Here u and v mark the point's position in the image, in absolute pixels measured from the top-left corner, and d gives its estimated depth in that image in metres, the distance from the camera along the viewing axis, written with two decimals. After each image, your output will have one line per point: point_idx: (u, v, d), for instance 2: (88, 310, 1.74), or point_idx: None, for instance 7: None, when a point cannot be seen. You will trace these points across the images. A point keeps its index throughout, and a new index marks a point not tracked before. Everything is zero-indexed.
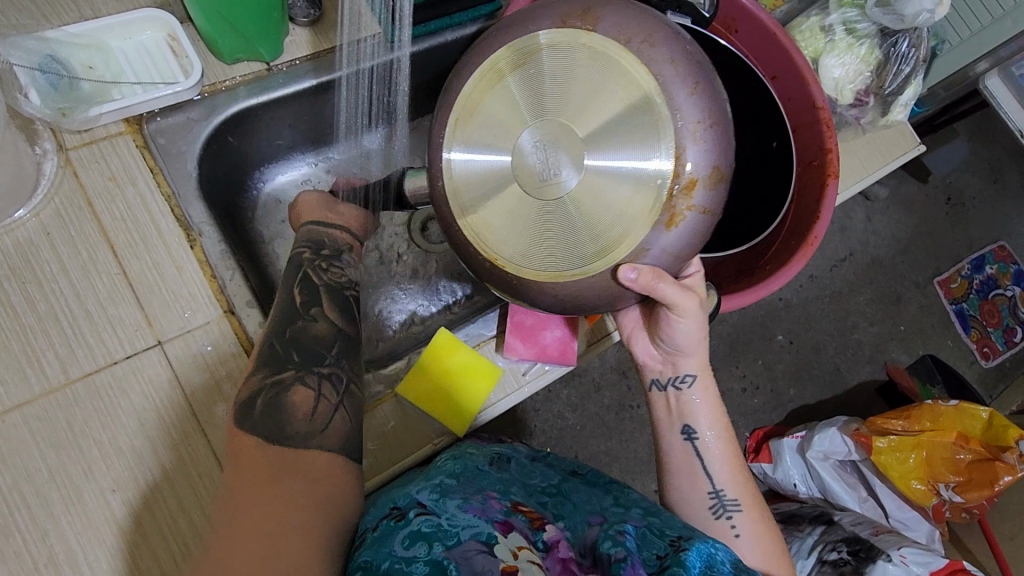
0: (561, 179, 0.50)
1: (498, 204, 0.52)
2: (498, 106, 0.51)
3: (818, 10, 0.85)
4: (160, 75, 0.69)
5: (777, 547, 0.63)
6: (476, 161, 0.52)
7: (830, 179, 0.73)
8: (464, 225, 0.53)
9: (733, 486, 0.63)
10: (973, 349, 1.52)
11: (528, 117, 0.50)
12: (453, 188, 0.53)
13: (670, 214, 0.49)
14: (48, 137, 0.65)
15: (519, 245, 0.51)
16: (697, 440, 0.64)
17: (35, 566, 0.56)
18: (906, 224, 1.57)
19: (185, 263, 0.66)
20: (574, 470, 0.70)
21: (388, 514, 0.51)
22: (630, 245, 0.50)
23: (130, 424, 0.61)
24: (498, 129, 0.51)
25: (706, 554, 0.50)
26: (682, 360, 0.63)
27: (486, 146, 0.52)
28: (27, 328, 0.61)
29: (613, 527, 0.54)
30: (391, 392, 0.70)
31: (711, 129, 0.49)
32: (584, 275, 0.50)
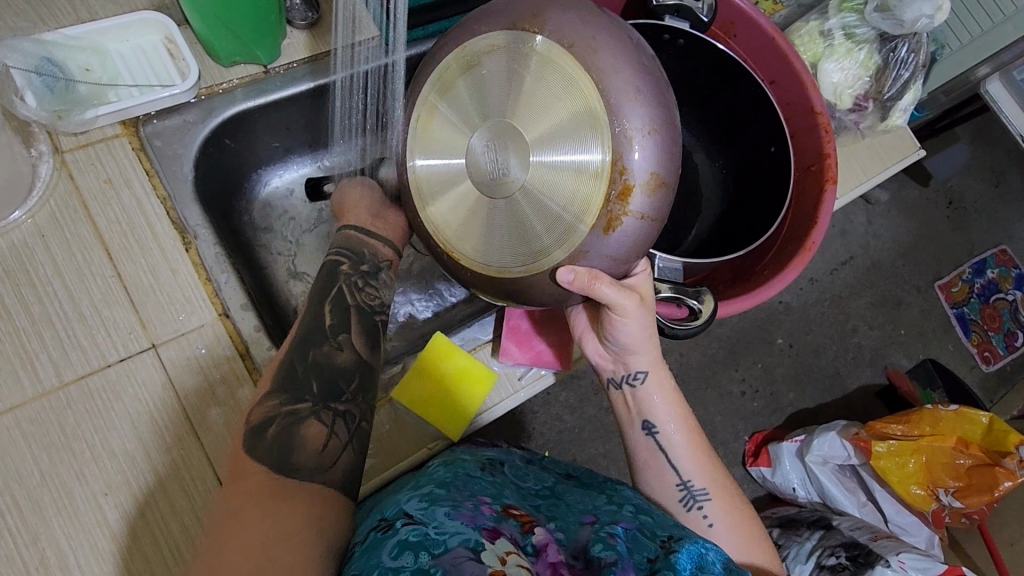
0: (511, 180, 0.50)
1: (455, 204, 0.53)
2: (455, 107, 0.52)
3: (818, 14, 0.84)
4: (157, 77, 0.69)
5: (757, 535, 0.63)
6: (435, 165, 0.54)
7: (829, 184, 0.73)
8: (424, 217, 0.55)
9: (700, 475, 0.63)
10: (973, 353, 1.51)
11: (478, 119, 0.51)
12: (415, 182, 0.55)
13: (608, 219, 0.49)
14: (43, 139, 0.65)
15: (470, 239, 0.53)
16: (658, 434, 0.64)
17: (26, 569, 0.56)
18: (907, 228, 1.56)
19: (180, 266, 0.66)
20: (568, 473, 0.71)
21: (377, 526, 0.50)
22: (568, 247, 0.50)
23: (123, 427, 0.61)
24: (452, 130, 0.53)
25: (697, 554, 0.51)
26: (631, 357, 0.63)
27: (441, 150, 0.53)
28: (21, 330, 0.61)
29: (604, 528, 0.54)
30: (386, 397, 0.70)
31: (650, 133, 0.48)
32: (525, 273, 0.51)
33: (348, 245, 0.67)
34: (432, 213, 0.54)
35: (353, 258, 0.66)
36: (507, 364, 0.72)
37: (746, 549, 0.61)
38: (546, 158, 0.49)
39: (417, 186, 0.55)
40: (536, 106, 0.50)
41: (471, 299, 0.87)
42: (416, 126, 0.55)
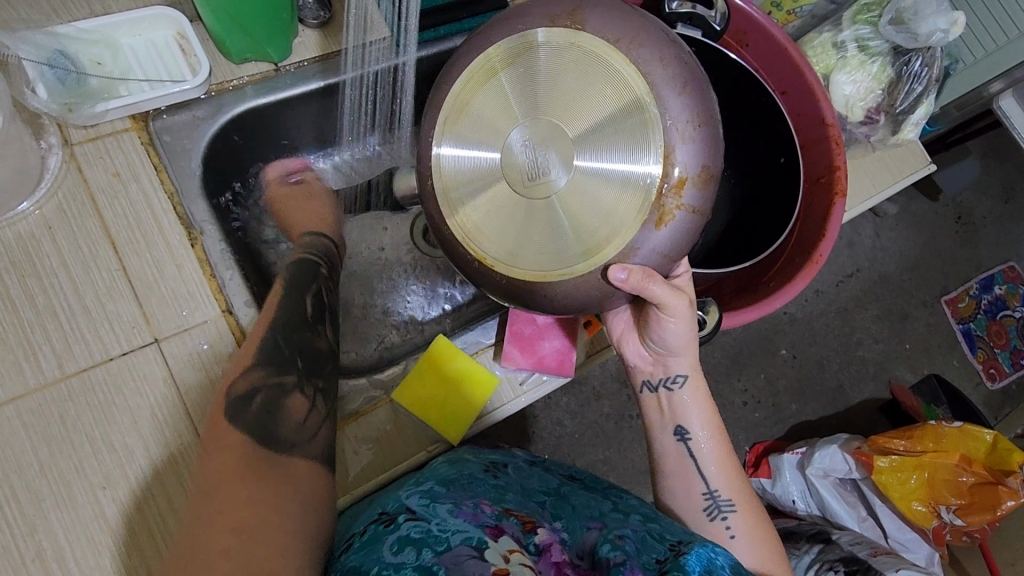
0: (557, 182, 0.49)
1: (488, 205, 0.51)
2: (488, 106, 0.51)
3: (831, 26, 0.84)
4: (167, 72, 0.69)
5: (771, 543, 0.63)
6: (469, 161, 0.51)
7: (836, 197, 0.73)
8: (453, 223, 0.52)
9: (727, 486, 0.63)
10: (979, 369, 1.50)
11: (517, 117, 0.50)
12: (442, 186, 0.52)
13: (659, 213, 0.48)
14: (53, 132, 0.65)
15: (507, 243, 0.51)
16: (690, 441, 0.63)
17: (22, 561, 0.56)
18: (914, 242, 1.55)
19: (186, 261, 0.66)
20: (571, 474, 0.70)
21: (377, 519, 0.52)
22: (619, 246, 0.49)
23: (123, 421, 0.61)
24: (488, 128, 0.51)
25: (707, 558, 0.47)
26: (672, 360, 0.63)
27: (476, 146, 0.51)
28: (24, 321, 0.61)
29: (613, 532, 0.53)
30: (386, 397, 0.70)
31: (699, 128, 0.48)
32: (571, 275, 0.50)
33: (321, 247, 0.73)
34: (458, 211, 0.52)
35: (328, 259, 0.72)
36: (509, 369, 0.72)
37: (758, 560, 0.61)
38: (590, 160, 0.49)
39: (448, 183, 0.52)
40: (568, 104, 0.49)
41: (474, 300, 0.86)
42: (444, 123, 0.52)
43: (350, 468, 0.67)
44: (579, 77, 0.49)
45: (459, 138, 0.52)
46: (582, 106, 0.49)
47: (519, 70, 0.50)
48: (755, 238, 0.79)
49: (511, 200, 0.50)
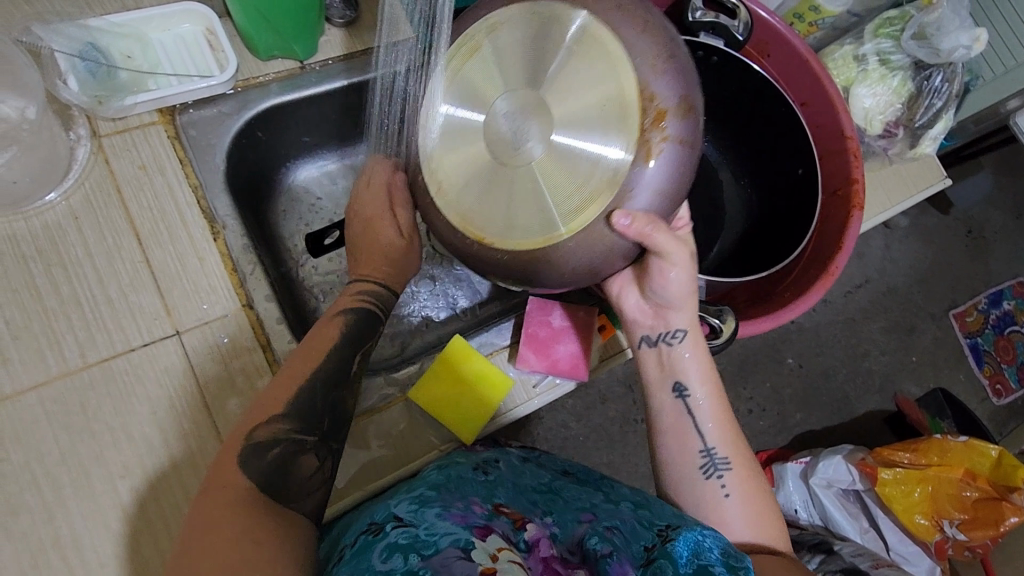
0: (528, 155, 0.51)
1: (480, 187, 0.52)
2: (463, 92, 0.53)
3: (853, 38, 0.84)
4: (196, 67, 0.70)
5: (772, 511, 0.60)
6: (454, 118, 0.53)
7: (855, 210, 0.72)
8: (448, 211, 0.53)
9: (726, 444, 0.60)
10: (985, 384, 1.50)
11: (493, 93, 0.52)
12: (432, 176, 0.53)
13: (647, 147, 0.48)
14: (82, 123, 0.66)
15: (503, 217, 0.51)
16: (688, 398, 0.61)
17: (40, 546, 0.57)
18: (924, 255, 1.55)
19: (208, 254, 0.67)
20: (564, 470, 0.70)
21: (365, 530, 0.51)
22: (614, 187, 0.49)
23: (143, 411, 0.61)
24: (466, 109, 0.53)
25: (694, 541, 0.49)
26: (672, 313, 0.61)
27: (462, 107, 0.53)
28: (49, 309, 0.62)
29: (602, 524, 0.54)
30: (402, 396, 0.71)
31: (669, 60, 0.49)
32: (572, 231, 0.50)
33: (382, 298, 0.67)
34: (450, 195, 0.53)
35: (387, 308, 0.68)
36: (522, 371, 0.72)
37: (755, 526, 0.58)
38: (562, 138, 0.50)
39: (430, 139, 0.54)
40: (541, 69, 0.51)
41: (489, 301, 0.86)
42: (438, 79, 0.54)
43: (364, 465, 0.67)
44: (574, 63, 0.50)
45: (448, 97, 0.53)
46: (567, 86, 0.50)
47: (487, 53, 0.52)
48: (773, 248, 0.79)
49: (499, 172, 0.51)
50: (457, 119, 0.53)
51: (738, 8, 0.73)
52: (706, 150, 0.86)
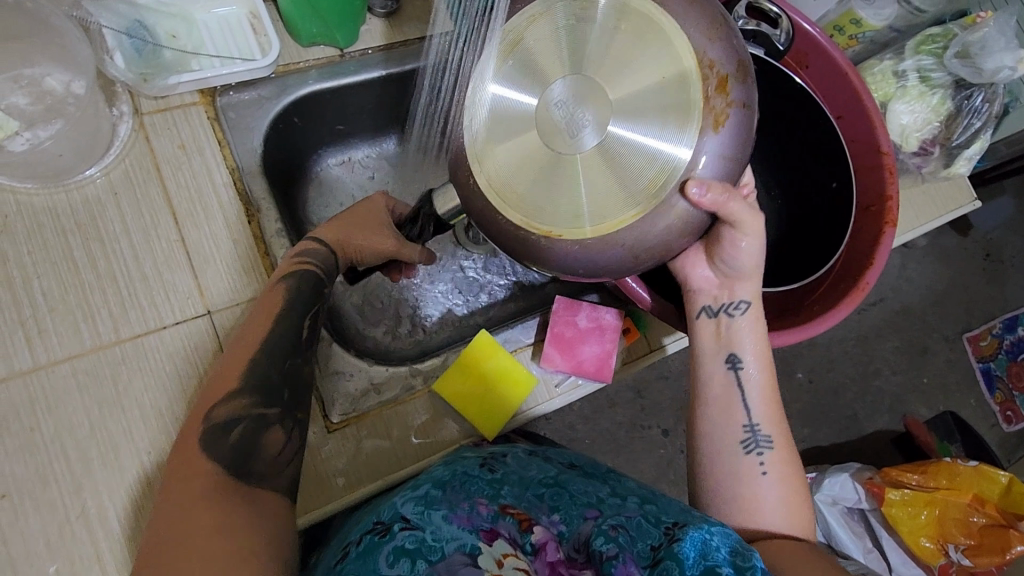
0: (580, 144, 0.48)
1: (538, 181, 0.49)
2: (507, 84, 0.50)
3: (893, 54, 0.83)
4: (239, 51, 0.70)
5: (801, 497, 0.59)
6: (502, 104, 0.50)
7: (887, 227, 0.71)
8: (508, 211, 0.50)
9: (771, 423, 0.60)
10: (995, 410, 1.48)
11: (540, 81, 0.49)
12: (486, 175, 0.50)
13: (713, 116, 0.47)
14: (126, 100, 0.67)
15: (567, 209, 0.49)
16: (739, 370, 0.61)
17: (67, 517, 0.57)
18: (941, 275, 1.54)
19: (241, 236, 0.67)
20: (572, 462, 0.68)
21: (371, 530, 0.52)
22: (682, 163, 0.47)
23: (172, 388, 0.62)
24: (513, 101, 0.50)
25: (700, 541, 0.47)
26: (738, 284, 0.60)
27: (514, 85, 0.50)
28: (85, 283, 0.62)
29: (607, 522, 0.53)
30: (425, 388, 0.71)
31: (721, 28, 0.48)
32: (643, 211, 0.48)
33: (326, 259, 0.64)
34: (506, 193, 0.50)
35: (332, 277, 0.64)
36: (546, 369, 0.73)
37: (783, 513, 0.58)
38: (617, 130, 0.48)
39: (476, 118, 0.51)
40: (589, 51, 0.49)
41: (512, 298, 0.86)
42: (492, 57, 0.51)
43: (386, 453, 0.68)
44: (630, 49, 0.48)
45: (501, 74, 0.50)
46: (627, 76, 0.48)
47: (528, 42, 0.50)
48: (806, 259, 0.79)
49: (557, 163, 0.48)
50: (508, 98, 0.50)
51: (780, 18, 0.73)
52: None
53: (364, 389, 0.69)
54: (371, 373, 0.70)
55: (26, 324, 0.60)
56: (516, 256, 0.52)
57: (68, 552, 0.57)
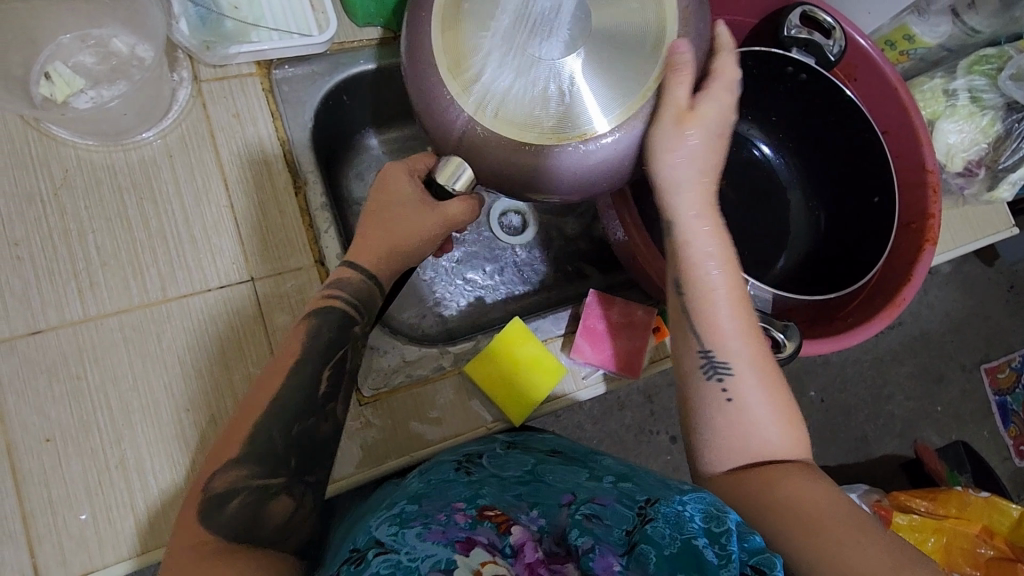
0: (546, 62, 0.54)
1: (535, 100, 0.55)
2: (476, 27, 0.56)
3: (945, 72, 0.83)
4: (296, 24, 0.71)
5: (790, 421, 0.55)
6: (476, 41, 0.55)
7: (928, 244, 0.71)
8: (516, 133, 0.55)
9: (733, 347, 0.56)
10: (1009, 444, 1.47)
11: (505, 16, 0.55)
12: (484, 106, 0.55)
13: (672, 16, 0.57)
14: (186, 66, 0.68)
15: (568, 116, 0.55)
16: (686, 297, 0.57)
17: (106, 466, 0.59)
18: (963, 303, 1.52)
19: (288, 208, 0.69)
20: (553, 449, 0.67)
21: (347, 558, 0.47)
22: (660, 51, 0.56)
23: (213, 350, 0.63)
24: (485, 39, 0.55)
25: (673, 516, 0.45)
26: (684, 196, 0.57)
27: (470, 21, 0.56)
28: (137, 241, 0.64)
29: (582, 509, 0.51)
30: (455, 369, 0.72)
31: None
32: (638, 101, 0.56)
33: (359, 292, 0.60)
34: (509, 117, 0.55)
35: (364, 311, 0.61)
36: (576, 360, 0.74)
37: (771, 435, 0.54)
38: (571, 46, 0.54)
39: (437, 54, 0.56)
40: None
41: (542, 289, 0.86)
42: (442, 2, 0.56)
43: (413, 430, 0.69)
44: None
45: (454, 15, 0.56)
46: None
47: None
48: (844, 272, 0.79)
49: (546, 79, 0.54)
50: (468, 34, 0.56)
51: (835, 29, 0.72)
52: (779, 168, 0.86)
53: (396, 366, 0.71)
54: (403, 351, 0.72)
55: (79, 276, 0.62)
56: (535, 188, 0.58)
57: (106, 500, 0.58)
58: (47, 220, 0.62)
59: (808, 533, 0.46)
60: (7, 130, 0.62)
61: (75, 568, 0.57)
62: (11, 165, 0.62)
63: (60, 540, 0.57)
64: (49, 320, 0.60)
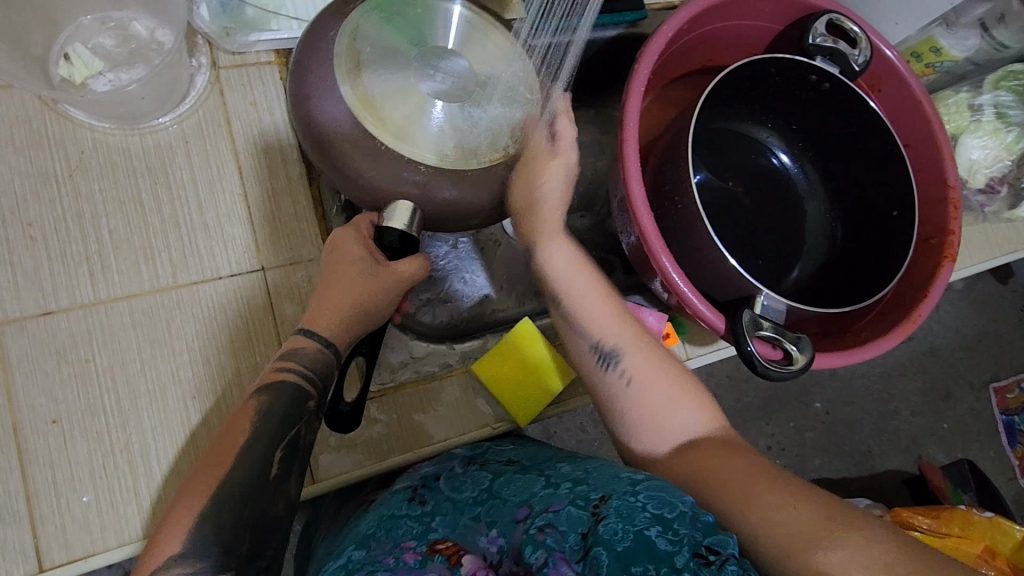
0: (484, 110, 0.57)
1: (464, 129, 0.56)
2: (380, 88, 0.55)
3: (970, 86, 0.82)
4: (316, 13, 0.70)
5: (689, 393, 0.58)
6: (387, 105, 0.54)
7: (946, 261, 0.70)
8: (464, 164, 0.56)
9: (613, 332, 0.61)
10: (1015, 465, 1.45)
11: (400, 72, 0.55)
12: (425, 149, 0.55)
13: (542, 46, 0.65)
14: (205, 52, 0.68)
15: (495, 133, 0.58)
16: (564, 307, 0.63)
17: (111, 450, 0.59)
18: (974, 321, 1.50)
19: (302, 199, 0.68)
20: (510, 458, 0.64)
21: None
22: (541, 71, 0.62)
23: (221, 338, 0.63)
24: (395, 96, 0.54)
25: (625, 511, 0.46)
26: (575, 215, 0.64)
27: (380, 88, 0.55)
28: (150, 225, 0.64)
29: (536, 524, 0.48)
30: (463, 367, 0.72)
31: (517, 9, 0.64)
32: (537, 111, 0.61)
33: (315, 360, 0.54)
34: (450, 152, 0.55)
35: (321, 382, 0.55)
36: None
37: (678, 411, 0.57)
38: (491, 89, 0.58)
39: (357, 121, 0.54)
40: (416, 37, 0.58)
41: None
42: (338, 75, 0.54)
43: (418, 427, 0.69)
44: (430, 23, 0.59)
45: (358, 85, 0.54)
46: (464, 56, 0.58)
47: (366, 56, 0.55)
48: (858, 286, 0.77)
49: (465, 108, 0.56)
50: (387, 101, 0.54)
51: (860, 38, 0.72)
52: (797, 178, 0.85)
53: (404, 361, 0.70)
54: (411, 346, 0.71)
55: (91, 259, 0.62)
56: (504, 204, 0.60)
57: (109, 483, 0.58)
58: (61, 201, 0.62)
59: (751, 508, 0.47)
60: (24, 109, 0.62)
61: (76, 550, 0.57)
62: (28, 145, 0.62)
63: (62, 521, 0.57)
64: (60, 301, 0.60)
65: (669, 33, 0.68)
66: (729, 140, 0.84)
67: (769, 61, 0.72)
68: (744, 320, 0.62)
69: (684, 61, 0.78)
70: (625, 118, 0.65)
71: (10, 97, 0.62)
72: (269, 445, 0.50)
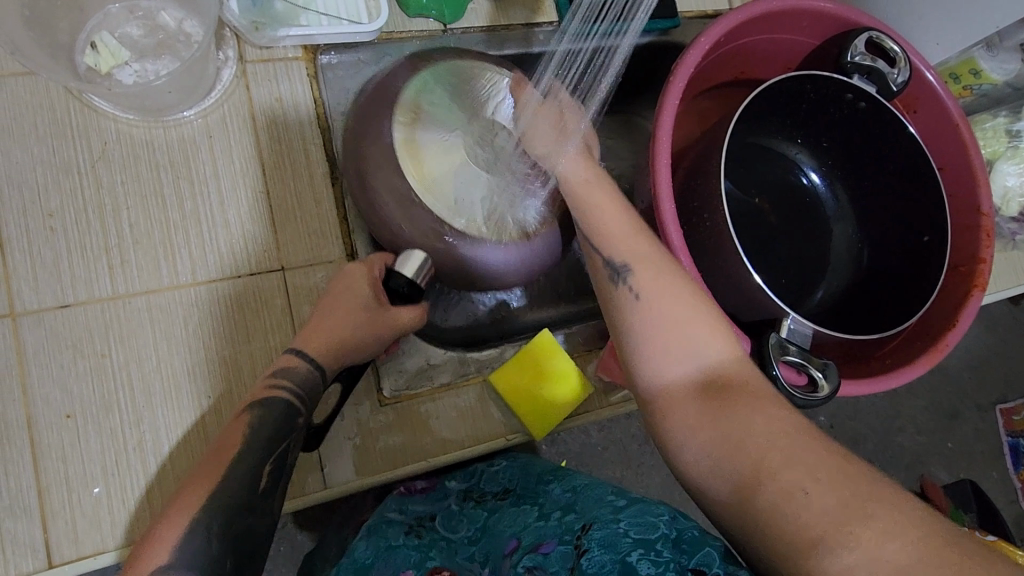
0: (509, 188, 0.65)
1: (486, 201, 0.64)
2: (429, 144, 0.63)
3: (1008, 111, 0.80)
4: (346, 10, 0.69)
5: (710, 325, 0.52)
6: (429, 157, 0.63)
7: (976, 290, 0.68)
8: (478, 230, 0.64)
9: (623, 249, 0.57)
10: (1017, 487, 1.44)
11: (449, 136, 0.63)
12: (449, 208, 0.63)
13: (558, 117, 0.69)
14: (233, 45, 0.67)
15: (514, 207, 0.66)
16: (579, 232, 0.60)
17: (124, 447, 0.58)
18: (985, 341, 1.48)
19: (324, 199, 0.67)
20: (503, 488, 0.67)
21: None
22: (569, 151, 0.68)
23: (239, 337, 0.63)
24: (438, 155, 0.63)
25: (605, 539, 0.49)
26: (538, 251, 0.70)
27: (428, 137, 0.63)
28: (170, 220, 0.63)
29: (523, 560, 0.51)
30: (480, 376, 0.71)
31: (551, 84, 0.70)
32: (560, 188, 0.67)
33: (305, 380, 0.57)
34: (471, 217, 0.64)
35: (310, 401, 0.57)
36: (600, 379, 0.74)
37: (689, 343, 0.51)
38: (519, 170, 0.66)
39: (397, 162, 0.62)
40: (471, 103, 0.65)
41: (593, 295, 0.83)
42: (397, 116, 0.62)
43: (433, 436, 0.68)
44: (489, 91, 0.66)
45: (411, 131, 0.63)
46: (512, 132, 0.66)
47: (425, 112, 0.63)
48: (882, 312, 0.76)
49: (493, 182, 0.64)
50: (428, 150, 0.63)
51: (900, 57, 0.70)
52: (826, 198, 0.83)
53: (420, 366, 0.69)
54: (429, 352, 0.70)
55: (110, 252, 0.61)
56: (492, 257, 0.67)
57: (121, 480, 0.58)
58: (82, 192, 0.61)
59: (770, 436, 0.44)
60: (48, 96, 0.61)
61: (86, 547, 0.56)
62: (50, 134, 0.61)
63: (73, 517, 0.56)
64: (77, 295, 0.59)
65: (707, 46, 0.66)
66: (757, 154, 0.83)
67: (806, 79, 0.70)
68: (771, 343, 0.61)
69: (716, 73, 0.77)
70: (658, 131, 0.64)
71: (34, 84, 0.61)
72: (261, 457, 0.51)
